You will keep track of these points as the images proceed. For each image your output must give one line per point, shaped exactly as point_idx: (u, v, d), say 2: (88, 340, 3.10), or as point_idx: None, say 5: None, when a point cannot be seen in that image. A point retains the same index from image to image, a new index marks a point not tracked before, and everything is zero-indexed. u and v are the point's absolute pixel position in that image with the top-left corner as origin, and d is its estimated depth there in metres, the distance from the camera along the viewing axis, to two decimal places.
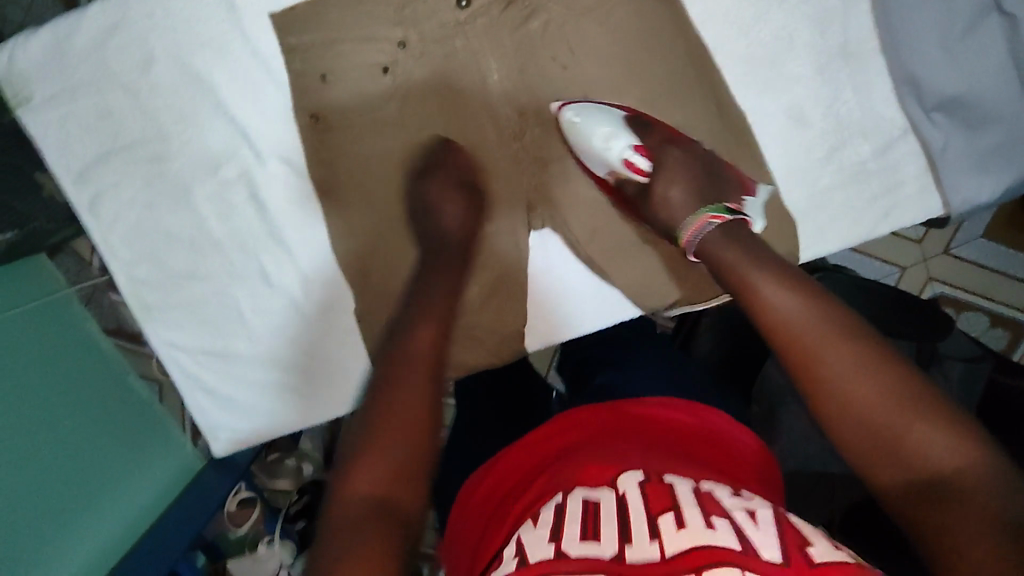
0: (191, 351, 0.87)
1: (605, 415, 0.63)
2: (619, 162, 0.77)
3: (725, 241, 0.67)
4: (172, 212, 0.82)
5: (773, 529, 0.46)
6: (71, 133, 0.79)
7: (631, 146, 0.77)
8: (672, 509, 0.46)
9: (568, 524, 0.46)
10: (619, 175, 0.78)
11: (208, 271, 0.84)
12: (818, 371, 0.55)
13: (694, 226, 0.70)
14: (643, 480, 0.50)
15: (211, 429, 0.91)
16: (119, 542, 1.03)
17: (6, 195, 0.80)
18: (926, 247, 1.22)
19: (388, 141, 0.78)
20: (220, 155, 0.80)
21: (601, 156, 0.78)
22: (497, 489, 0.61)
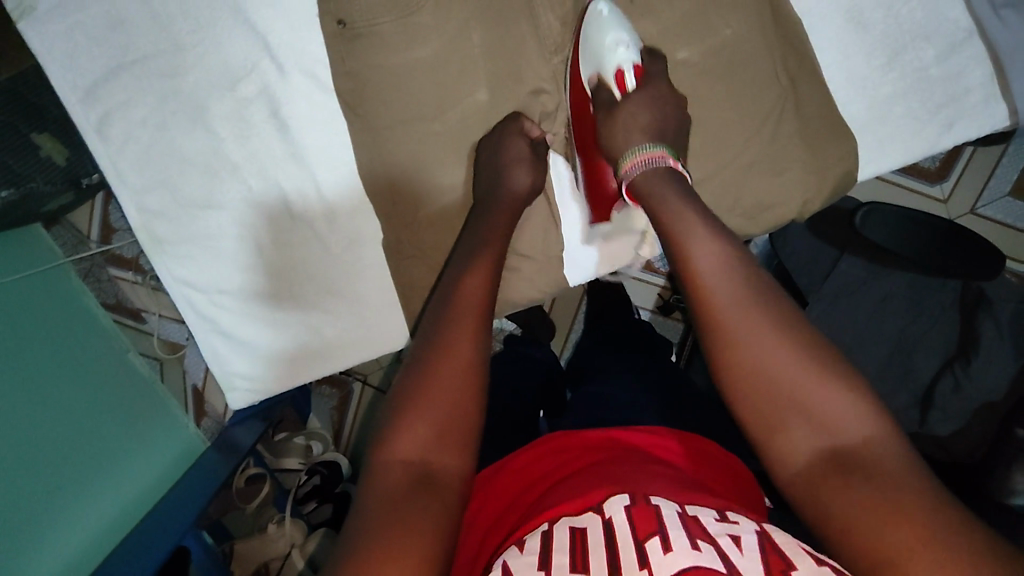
0: (205, 289, 0.81)
1: (596, 436, 0.59)
2: (611, 70, 0.70)
3: (662, 182, 0.64)
4: (187, 133, 0.76)
5: (758, 555, 0.40)
6: (77, 46, 0.73)
7: (631, 61, 0.70)
8: (658, 533, 0.41)
9: (556, 553, 0.41)
10: (603, 81, 0.71)
11: (225, 200, 0.78)
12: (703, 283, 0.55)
13: (633, 157, 0.66)
14: (630, 504, 0.44)
15: (224, 376, 0.84)
16: (123, 520, 0.98)
17: (7, 156, 0.94)
18: (952, 206, 1.18)
19: (420, 47, 0.72)
20: (238, 70, 0.74)
21: (594, 56, 0.70)
22: (502, 496, 0.56)
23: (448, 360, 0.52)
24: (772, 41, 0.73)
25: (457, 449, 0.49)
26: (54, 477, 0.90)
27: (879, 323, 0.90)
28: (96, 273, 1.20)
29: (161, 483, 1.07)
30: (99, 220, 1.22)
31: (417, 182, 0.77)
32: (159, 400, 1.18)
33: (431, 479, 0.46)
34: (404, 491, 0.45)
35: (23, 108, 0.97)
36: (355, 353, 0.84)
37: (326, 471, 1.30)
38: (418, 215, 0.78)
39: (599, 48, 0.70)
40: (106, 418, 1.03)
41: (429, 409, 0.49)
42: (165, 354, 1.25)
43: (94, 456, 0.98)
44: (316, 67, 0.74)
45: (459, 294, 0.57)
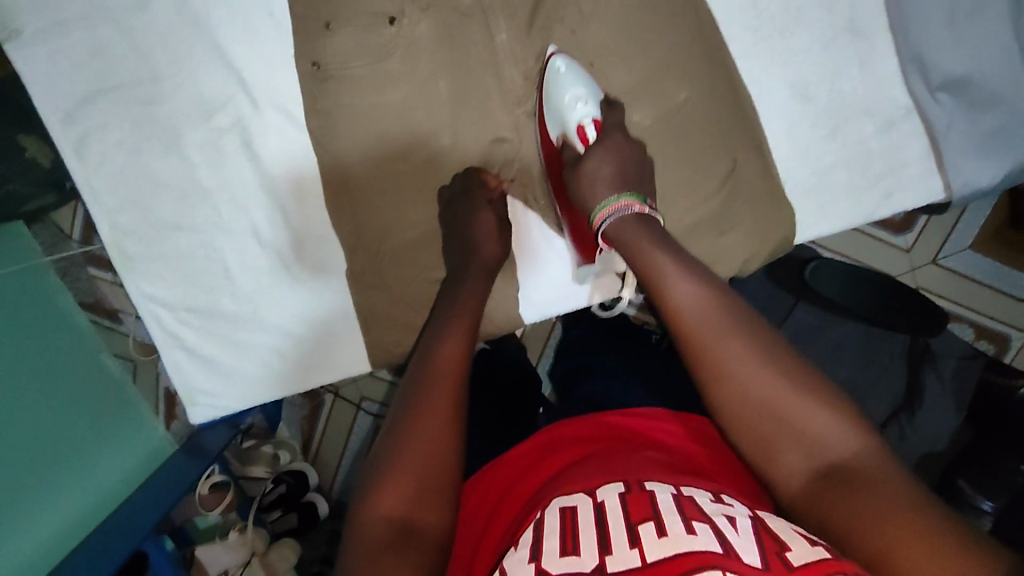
0: (173, 306, 0.83)
1: (586, 425, 0.63)
2: (572, 126, 0.71)
3: (639, 229, 0.64)
4: (161, 158, 0.79)
5: (752, 534, 0.43)
6: (59, 71, 0.76)
7: (590, 117, 0.71)
8: (654, 518, 0.44)
9: (546, 539, 0.45)
10: (566, 139, 0.73)
11: (196, 223, 0.81)
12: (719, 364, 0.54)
13: (607, 207, 0.66)
14: (624, 490, 0.48)
15: (189, 394, 0.86)
16: (88, 518, 1.01)
17: None
18: (913, 255, 1.22)
19: (389, 92, 0.75)
20: (214, 102, 0.78)
21: (554, 110, 0.73)
22: (498, 489, 0.61)
23: (422, 413, 0.56)
24: (729, 107, 0.75)
25: (434, 500, 0.52)
26: (20, 478, 0.92)
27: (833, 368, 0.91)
28: (73, 273, 1.22)
29: (128, 481, 1.09)
30: (79, 219, 1.30)
31: (381, 220, 0.80)
32: (130, 403, 1.18)
33: (410, 527, 0.50)
34: (385, 544, 0.49)
35: (6, 115, 1.00)
36: (321, 375, 0.87)
37: (292, 480, 1.34)
38: (382, 247, 0.81)
39: (558, 105, 0.72)
40: (75, 419, 1.05)
41: (400, 465, 0.53)
42: (139, 355, 1.24)
43: (61, 460, 1.00)
44: (289, 104, 0.78)
45: (438, 364, 0.60)
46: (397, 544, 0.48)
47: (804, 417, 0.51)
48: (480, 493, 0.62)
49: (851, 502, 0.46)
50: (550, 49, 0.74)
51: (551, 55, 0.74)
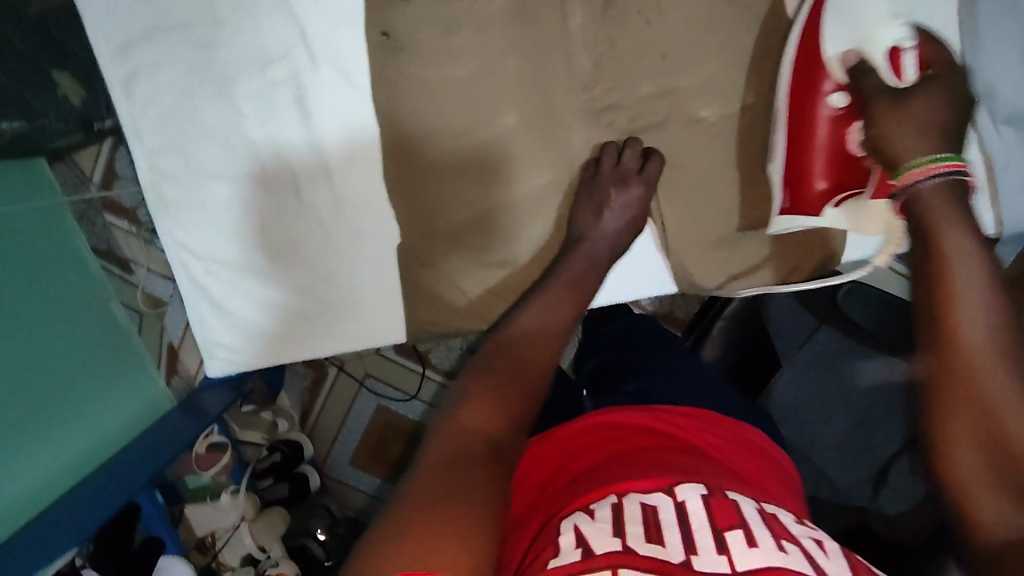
0: (203, 257, 0.82)
1: (648, 418, 0.64)
2: (884, 46, 0.63)
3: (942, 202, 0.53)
4: (210, 105, 0.77)
5: (841, 560, 0.45)
6: (118, 3, 0.74)
7: (909, 40, 0.63)
8: (740, 527, 0.45)
9: (630, 523, 0.45)
10: (867, 60, 0.64)
11: (236, 176, 0.79)
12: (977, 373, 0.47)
13: (917, 166, 0.56)
14: (706, 494, 0.49)
15: (206, 344, 0.86)
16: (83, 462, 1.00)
17: (22, 88, 0.94)
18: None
19: (455, 67, 0.73)
20: (273, 53, 0.76)
21: (858, 25, 0.65)
22: (535, 469, 0.61)
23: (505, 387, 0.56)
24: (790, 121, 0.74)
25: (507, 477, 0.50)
26: (28, 415, 0.92)
27: (852, 394, 0.93)
28: (92, 217, 1.19)
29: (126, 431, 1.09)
30: (102, 163, 1.22)
31: (429, 198, 0.79)
32: (136, 351, 1.19)
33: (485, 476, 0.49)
34: (451, 477, 0.46)
35: (48, 46, 0.97)
36: (339, 343, 0.86)
37: (287, 450, 1.32)
38: (437, 225, 0.80)
39: (869, 22, 0.65)
40: (79, 362, 1.04)
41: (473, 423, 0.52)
42: (146, 308, 1.23)
43: (67, 402, 0.99)
44: (347, 64, 0.76)
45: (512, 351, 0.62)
46: (465, 475, 0.46)
47: None
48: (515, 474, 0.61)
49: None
50: None
51: None
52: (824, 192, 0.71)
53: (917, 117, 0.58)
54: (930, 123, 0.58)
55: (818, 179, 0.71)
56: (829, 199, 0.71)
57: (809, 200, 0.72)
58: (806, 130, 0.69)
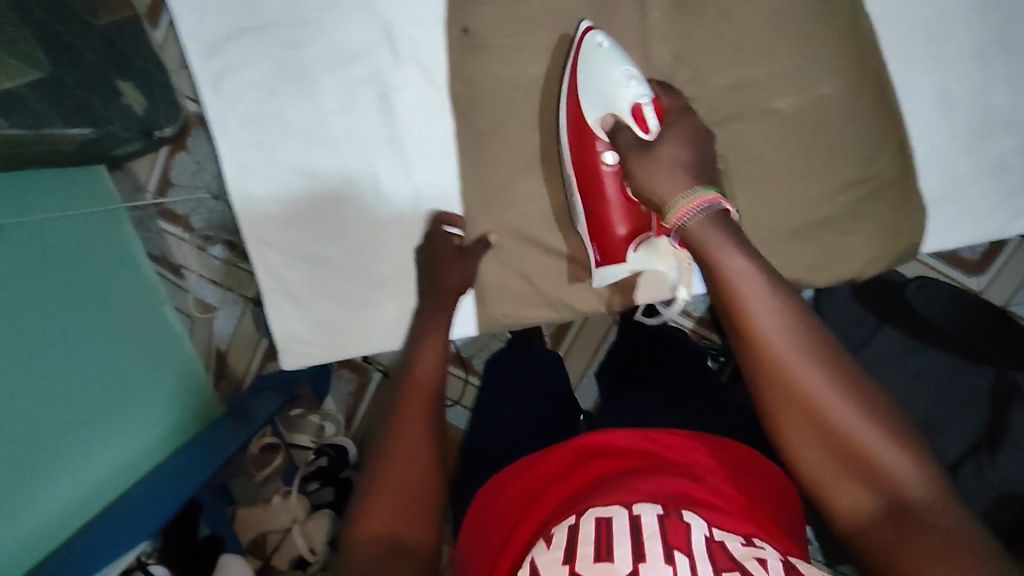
0: (283, 251, 0.84)
1: (637, 438, 0.59)
2: (627, 105, 0.66)
3: (728, 235, 0.52)
4: (295, 102, 0.80)
5: None
6: (210, 6, 0.78)
7: (645, 96, 0.66)
8: (688, 552, 0.43)
9: (582, 545, 0.44)
10: (619, 121, 0.67)
11: (318, 170, 0.81)
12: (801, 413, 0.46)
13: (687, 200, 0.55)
14: (663, 513, 0.46)
15: (281, 338, 0.86)
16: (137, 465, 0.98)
17: (90, 94, 0.94)
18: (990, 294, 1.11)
19: (532, 64, 0.77)
20: (356, 51, 0.78)
21: (607, 98, 0.68)
22: (523, 498, 0.58)
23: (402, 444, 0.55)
24: (868, 109, 0.75)
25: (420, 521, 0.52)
26: (99, 407, 0.92)
27: None
28: (148, 224, 1.21)
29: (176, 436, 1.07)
30: (158, 171, 1.22)
31: (496, 186, 0.81)
32: (185, 357, 1.19)
33: (397, 546, 0.50)
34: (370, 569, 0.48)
35: (109, 54, 1.01)
36: None
37: (334, 454, 1.25)
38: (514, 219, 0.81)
39: (612, 87, 0.68)
40: (134, 365, 1.03)
41: (390, 484, 0.53)
42: (197, 313, 1.25)
43: (130, 398, 0.99)
44: (429, 62, 0.79)
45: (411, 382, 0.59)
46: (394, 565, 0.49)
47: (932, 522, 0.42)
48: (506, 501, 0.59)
49: None
50: (586, 23, 0.73)
51: (585, 29, 0.73)
52: (626, 235, 0.72)
53: (673, 151, 0.60)
54: (680, 161, 0.60)
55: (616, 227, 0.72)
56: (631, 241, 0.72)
57: (613, 248, 0.74)
58: (592, 190, 0.72)
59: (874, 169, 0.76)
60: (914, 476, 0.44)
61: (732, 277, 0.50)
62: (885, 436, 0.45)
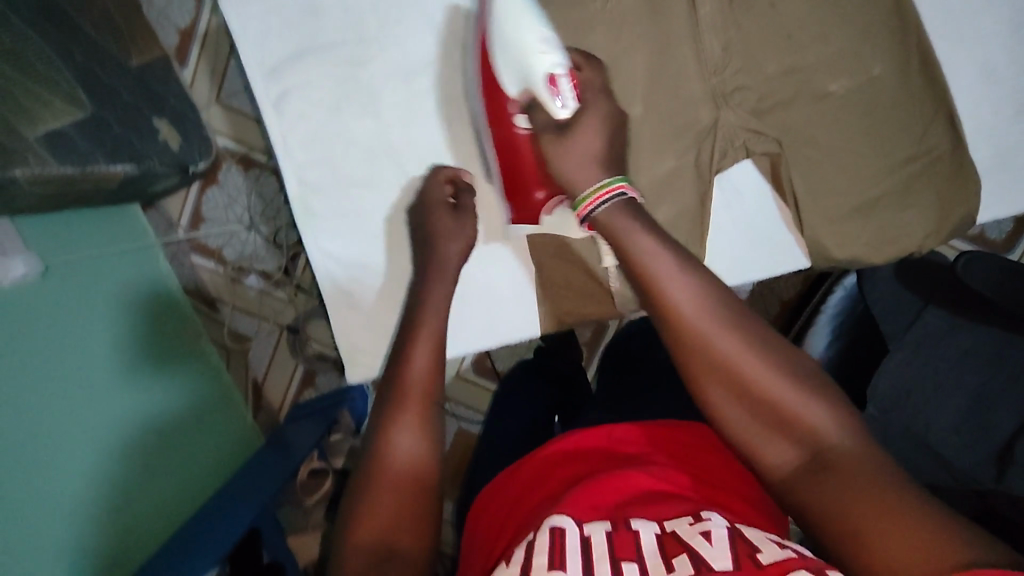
0: (348, 264, 0.85)
1: (601, 438, 0.66)
2: (540, 79, 0.68)
3: (631, 216, 0.62)
4: (356, 118, 0.82)
5: (726, 545, 0.47)
6: (272, 27, 0.81)
7: (560, 68, 0.68)
8: (638, 560, 0.46)
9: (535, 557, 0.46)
10: (535, 95, 0.69)
11: (381, 182, 0.84)
12: (724, 398, 0.54)
13: (592, 195, 0.64)
14: (611, 529, 0.50)
15: (347, 352, 0.86)
16: (179, 505, 0.95)
17: (129, 134, 0.91)
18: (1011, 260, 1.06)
19: None
20: (415, 66, 0.82)
21: (519, 64, 0.69)
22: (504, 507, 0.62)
23: (387, 479, 0.54)
24: (916, 87, 0.78)
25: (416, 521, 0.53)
26: (145, 453, 0.91)
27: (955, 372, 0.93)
28: (182, 258, 1.19)
29: (213, 471, 1.04)
30: (191, 206, 1.20)
31: None
32: (224, 388, 1.17)
33: (392, 554, 0.50)
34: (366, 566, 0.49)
35: (144, 94, 0.98)
36: (478, 340, 0.85)
37: None
38: None
39: (528, 59, 0.68)
40: (169, 400, 1.00)
41: (382, 489, 0.53)
42: (232, 344, 1.24)
43: (162, 433, 0.96)
44: None
45: (405, 398, 0.58)
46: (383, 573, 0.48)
47: (863, 467, 0.49)
48: (489, 518, 0.63)
49: (902, 544, 0.44)
50: None
51: None
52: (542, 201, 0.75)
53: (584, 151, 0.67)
54: (594, 152, 0.67)
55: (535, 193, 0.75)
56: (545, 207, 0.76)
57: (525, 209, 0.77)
58: (505, 148, 0.75)
59: (928, 141, 0.79)
60: (823, 421, 0.51)
61: (669, 280, 0.57)
62: (799, 390, 0.53)
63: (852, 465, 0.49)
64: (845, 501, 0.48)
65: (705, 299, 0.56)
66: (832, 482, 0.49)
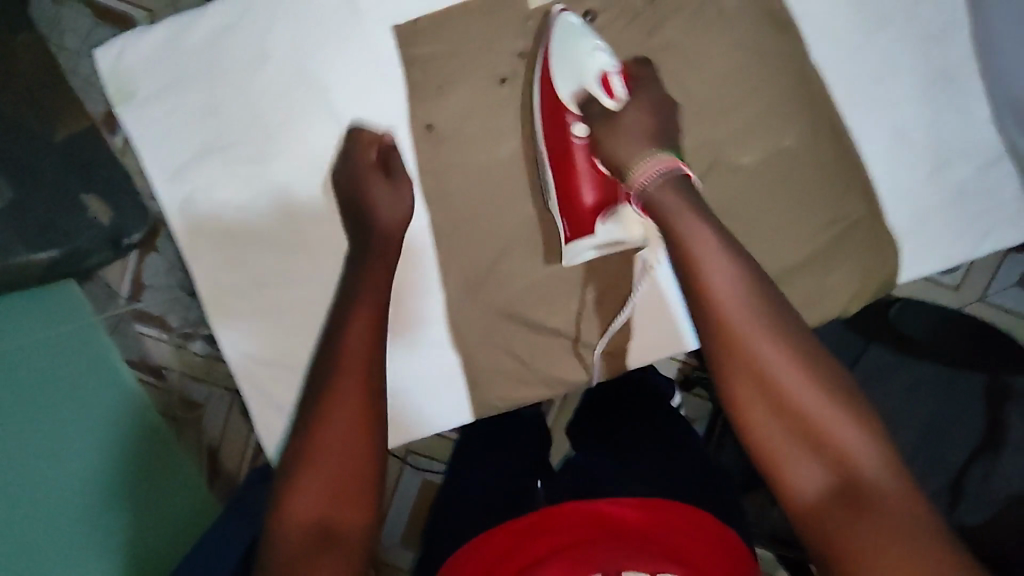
0: (268, 363, 0.82)
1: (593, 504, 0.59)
2: (594, 76, 0.70)
3: (675, 195, 0.62)
4: (265, 214, 0.79)
5: None
6: (171, 128, 0.78)
7: (612, 67, 0.70)
8: None
9: None
10: (592, 94, 0.70)
11: (295, 278, 0.81)
12: (752, 417, 0.52)
13: (650, 163, 0.64)
14: None
15: (276, 456, 0.83)
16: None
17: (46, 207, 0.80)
18: (960, 292, 0.99)
19: (496, 151, 0.78)
20: (323, 157, 0.78)
21: (579, 71, 0.71)
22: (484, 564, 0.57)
23: (328, 439, 0.55)
24: (825, 156, 0.78)
25: (355, 500, 0.53)
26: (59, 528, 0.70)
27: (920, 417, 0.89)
28: (123, 329, 1.04)
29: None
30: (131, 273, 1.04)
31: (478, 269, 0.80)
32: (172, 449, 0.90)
33: (330, 532, 0.51)
34: (308, 551, 0.50)
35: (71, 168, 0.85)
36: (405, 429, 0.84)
37: None
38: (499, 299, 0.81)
39: (581, 65, 0.71)
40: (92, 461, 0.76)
41: (315, 461, 0.54)
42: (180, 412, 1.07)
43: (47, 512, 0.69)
44: None
45: (341, 371, 0.60)
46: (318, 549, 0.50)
47: (873, 478, 0.48)
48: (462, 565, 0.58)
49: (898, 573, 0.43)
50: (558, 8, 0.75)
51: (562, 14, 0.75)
52: (593, 205, 0.74)
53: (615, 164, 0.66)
54: (645, 129, 0.67)
55: (583, 196, 0.74)
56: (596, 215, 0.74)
57: (581, 222, 0.75)
58: (563, 160, 0.74)
59: (841, 213, 0.78)
60: (857, 457, 0.49)
61: (716, 289, 0.56)
62: (830, 407, 0.50)
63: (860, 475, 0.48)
64: (857, 527, 0.46)
65: (747, 287, 0.55)
66: (838, 499, 0.47)
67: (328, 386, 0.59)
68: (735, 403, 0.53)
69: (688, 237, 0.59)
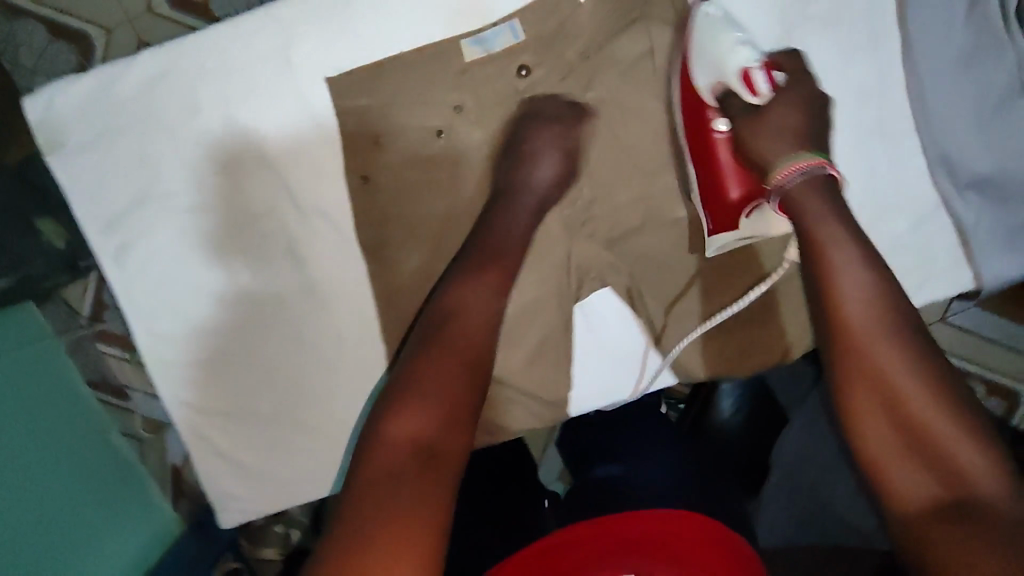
0: (208, 411, 0.82)
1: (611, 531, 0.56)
2: (736, 68, 0.68)
3: (819, 194, 0.66)
4: (201, 264, 0.79)
5: None
6: (104, 179, 0.77)
7: (756, 59, 0.68)
8: None
9: None
10: (729, 86, 0.69)
11: (233, 327, 0.80)
12: (902, 393, 0.58)
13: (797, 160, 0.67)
14: None
15: (217, 499, 0.85)
16: None
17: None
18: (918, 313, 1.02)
19: (434, 203, 0.78)
20: (259, 208, 0.78)
21: (716, 60, 0.69)
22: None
23: (435, 374, 0.61)
24: None
25: (455, 428, 0.59)
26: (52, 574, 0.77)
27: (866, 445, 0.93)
28: (84, 349, 0.94)
29: None
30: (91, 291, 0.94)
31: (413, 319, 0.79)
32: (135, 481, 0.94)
33: (432, 452, 0.57)
34: (407, 471, 0.55)
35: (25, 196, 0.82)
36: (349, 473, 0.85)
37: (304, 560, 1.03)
38: None
39: (722, 51, 0.68)
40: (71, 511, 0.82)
41: (424, 382, 0.61)
42: (147, 434, 1.00)
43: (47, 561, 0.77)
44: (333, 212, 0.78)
45: (462, 338, 0.64)
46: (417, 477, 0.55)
47: (958, 455, 0.55)
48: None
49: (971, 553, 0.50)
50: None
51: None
52: (739, 200, 0.73)
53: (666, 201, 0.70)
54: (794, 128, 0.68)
55: (729, 191, 0.73)
56: (742, 208, 0.72)
57: (726, 215, 0.73)
58: (695, 139, 0.73)
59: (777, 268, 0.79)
60: (971, 463, 0.55)
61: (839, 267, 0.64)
62: (946, 417, 0.57)
63: (955, 462, 0.55)
64: (917, 485, 0.56)
65: (869, 299, 0.62)
66: (932, 475, 0.56)
67: (423, 350, 0.63)
68: (894, 396, 0.59)
69: (812, 230, 0.65)
